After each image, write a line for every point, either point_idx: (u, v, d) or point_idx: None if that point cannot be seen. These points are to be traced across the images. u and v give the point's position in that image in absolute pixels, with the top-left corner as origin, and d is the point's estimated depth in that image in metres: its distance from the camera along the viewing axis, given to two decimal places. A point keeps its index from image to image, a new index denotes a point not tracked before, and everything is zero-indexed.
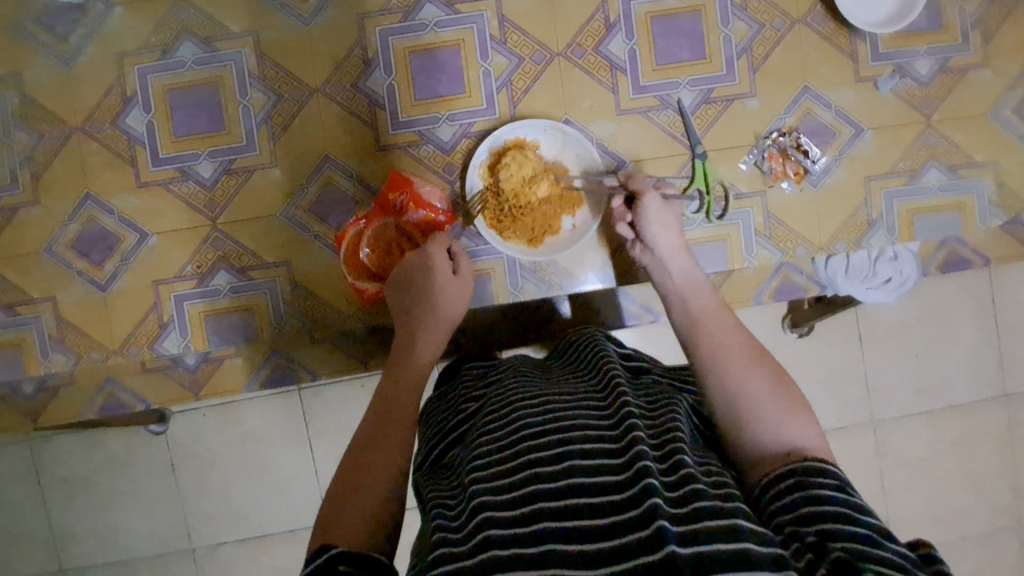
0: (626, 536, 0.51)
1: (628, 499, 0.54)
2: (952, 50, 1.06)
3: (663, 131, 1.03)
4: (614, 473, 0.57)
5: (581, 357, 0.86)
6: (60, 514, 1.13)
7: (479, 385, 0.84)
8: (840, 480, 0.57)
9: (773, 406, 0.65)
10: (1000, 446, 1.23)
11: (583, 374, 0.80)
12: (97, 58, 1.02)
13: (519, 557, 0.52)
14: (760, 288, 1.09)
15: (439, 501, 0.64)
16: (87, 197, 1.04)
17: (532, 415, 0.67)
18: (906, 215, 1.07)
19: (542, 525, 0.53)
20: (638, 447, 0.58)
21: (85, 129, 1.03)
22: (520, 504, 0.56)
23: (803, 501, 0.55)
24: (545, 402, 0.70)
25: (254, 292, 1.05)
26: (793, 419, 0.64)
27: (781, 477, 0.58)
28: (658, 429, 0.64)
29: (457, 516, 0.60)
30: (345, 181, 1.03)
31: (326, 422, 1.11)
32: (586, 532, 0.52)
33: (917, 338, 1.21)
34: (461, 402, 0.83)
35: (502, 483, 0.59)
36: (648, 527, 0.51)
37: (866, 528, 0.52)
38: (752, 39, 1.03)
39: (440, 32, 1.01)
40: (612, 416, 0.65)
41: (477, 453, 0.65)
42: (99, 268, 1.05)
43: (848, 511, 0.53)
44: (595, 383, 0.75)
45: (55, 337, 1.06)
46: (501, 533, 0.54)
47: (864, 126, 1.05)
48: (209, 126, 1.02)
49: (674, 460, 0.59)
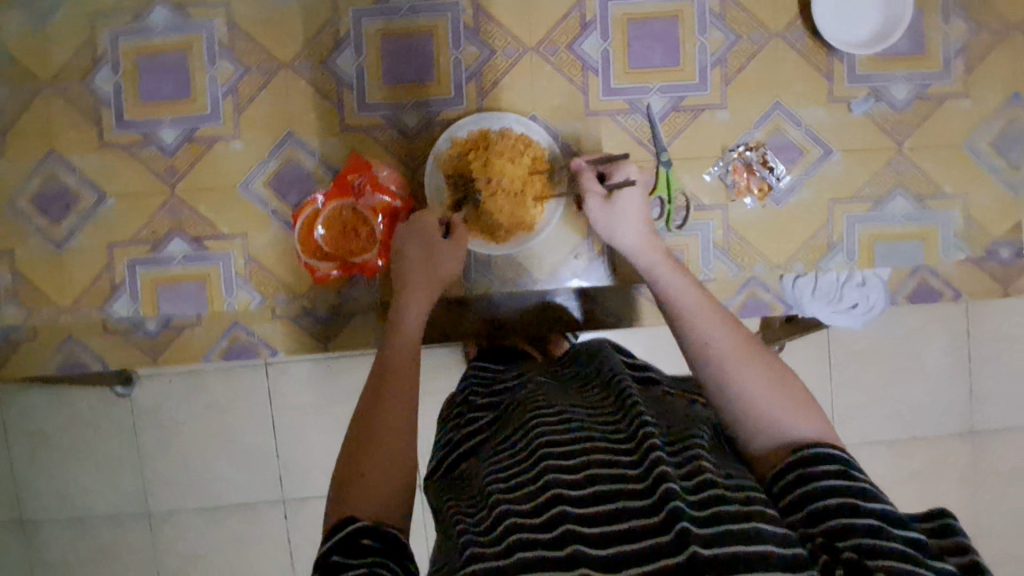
0: (651, 539, 0.52)
1: (651, 502, 0.54)
2: (930, 78, 1.04)
3: (630, 135, 1.02)
4: (635, 479, 0.57)
5: (591, 360, 0.85)
6: (23, 466, 1.13)
7: (491, 389, 0.84)
8: (844, 462, 0.58)
9: (771, 399, 0.65)
10: (955, 481, 1.22)
11: (593, 380, 0.80)
12: (69, 15, 1.01)
13: (545, 559, 0.52)
14: (726, 301, 1.07)
15: (459, 509, 0.64)
16: (49, 154, 1.04)
17: (549, 419, 0.67)
18: (868, 240, 1.06)
19: (568, 528, 0.53)
20: (655, 453, 0.59)
21: (53, 86, 1.03)
22: (545, 509, 0.56)
23: (807, 496, 0.56)
24: (560, 408, 0.70)
25: (207, 262, 1.05)
26: (796, 408, 0.65)
27: (784, 471, 0.59)
28: (673, 439, 0.64)
29: (479, 521, 0.60)
30: (306, 157, 1.03)
31: (287, 399, 1.10)
32: (612, 537, 0.53)
33: (882, 368, 1.19)
34: (473, 403, 0.82)
35: (524, 490, 0.59)
36: (672, 531, 0.51)
37: (876, 519, 0.53)
38: (727, 50, 1.01)
39: (413, 16, 1.00)
40: (626, 424, 0.66)
41: (496, 465, 0.65)
42: (57, 226, 1.05)
43: (854, 500, 0.54)
44: (607, 391, 0.75)
45: (11, 291, 1.06)
46: (529, 537, 0.54)
47: (833, 148, 1.04)
48: (176, 93, 1.02)
49: (692, 464, 0.59)
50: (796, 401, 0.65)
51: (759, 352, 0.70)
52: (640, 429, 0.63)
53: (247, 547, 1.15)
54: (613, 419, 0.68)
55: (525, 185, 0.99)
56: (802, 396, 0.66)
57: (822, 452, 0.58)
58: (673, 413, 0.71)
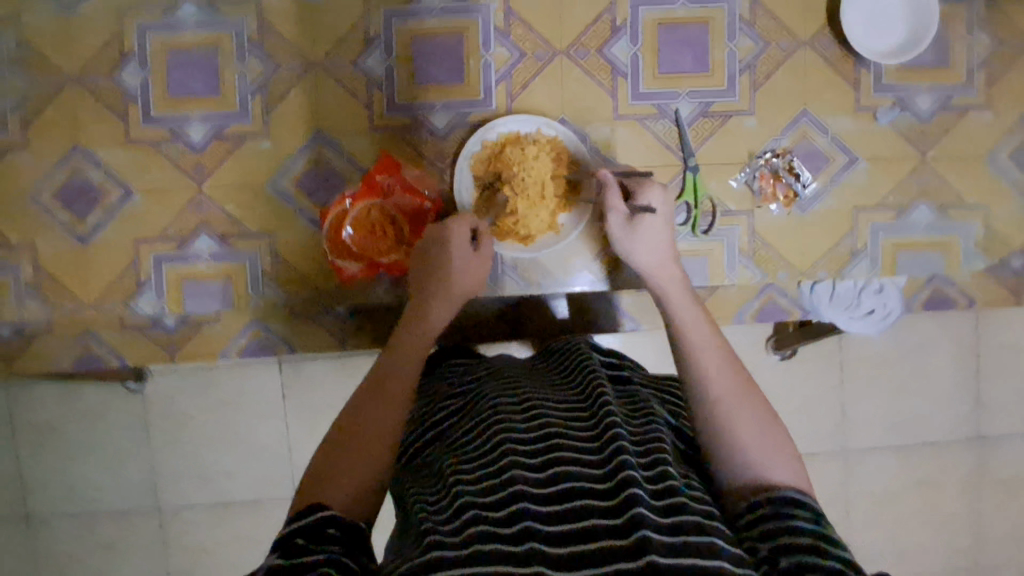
0: (611, 542, 0.52)
1: (613, 506, 0.55)
2: (955, 89, 1.05)
3: (658, 141, 1.03)
4: (598, 479, 0.58)
5: (564, 361, 0.86)
6: (32, 461, 1.12)
7: (463, 382, 0.85)
8: (816, 512, 0.59)
9: (761, 455, 0.65)
10: (966, 488, 1.24)
11: (567, 378, 0.81)
12: (97, 8, 1.01)
13: (502, 553, 0.52)
14: (743, 307, 1.09)
15: (421, 498, 0.64)
16: (74, 147, 1.03)
17: (518, 417, 0.68)
18: (891, 248, 1.08)
19: (529, 525, 0.54)
20: (622, 455, 0.59)
21: (79, 79, 1.02)
22: (506, 504, 0.56)
23: (777, 531, 0.57)
24: (531, 404, 0.70)
25: (234, 260, 1.05)
26: (782, 467, 0.65)
27: (761, 504, 0.60)
28: (641, 441, 0.64)
29: (441, 510, 0.60)
30: (335, 157, 1.03)
31: (301, 397, 1.12)
32: (568, 536, 0.53)
33: (895, 374, 1.20)
34: (445, 395, 0.82)
35: (487, 484, 0.59)
36: (630, 537, 0.52)
37: (839, 562, 0.53)
38: (756, 57, 1.02)
39: (445, 18, 1.00)
40: (594, 421, 0.66)
41: (461, 457, 0.66)
42: (82, 220, 1.04)
43: (822, 542, 0.55)
44: (578, 388, 0.76)
45: (32, 284, 1.06)
46: (489, 531, 0.54)
47: (858, 156, 1.05)
48: (204, 90, 1.02)
49: (656, 472, 0.60)
50: (782, 461, 0.66)
51: (756, 400, 0.71)
52: (608, 429, 0.63)
53: (263, 543, 1.15)
54: (582, 417, 0.68)
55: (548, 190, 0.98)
56: (789, 452, 0.67)
57: (790, 499, 0.60)
58: (643, 411, 0.71)
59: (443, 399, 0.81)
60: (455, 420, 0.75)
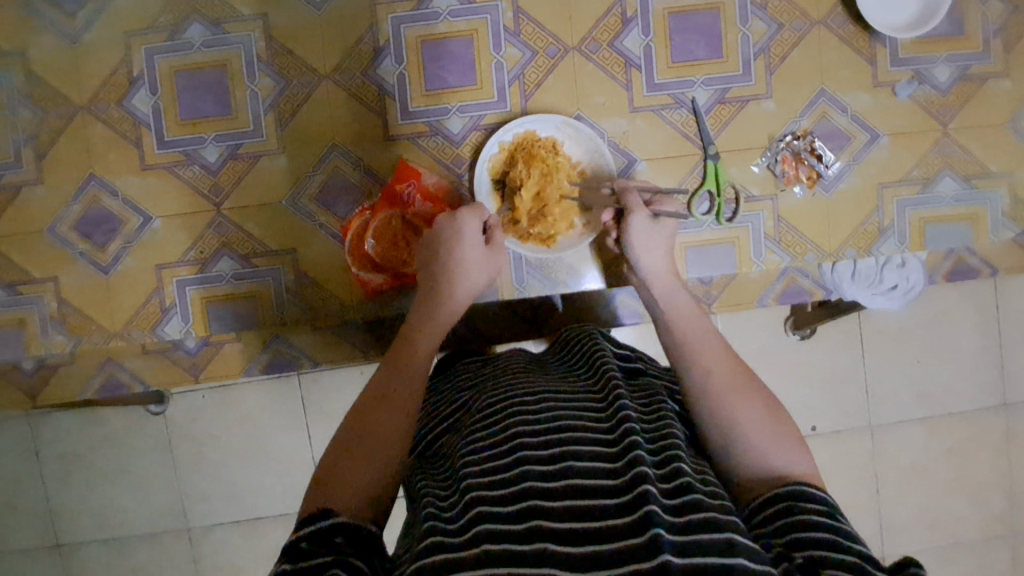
0: (622, 541, 0.51)
1: (625, 504, 0.53)
2: (972, 58, 1.04)
3: (676, 131, 1.02)
4: (613, 476, 0.56)
5: (578, 355, 0.84)
6: (63, 490, 1.12)
7: (473, 376, 0.84)
8: (827, 504, 0.57)
9: (761, 434, 0.64)
10: (999, 455, 1.23)
11: (581, 372, 0.79)
12: (104, 36, 1.00)
13: (510, 552, 0.51)
14: (765, 290, 1.09)
15: (431, 492, 0.64)
16: (90, 178, 1.02)
17: (530, 411, 0.66)
18: (919, 224, 1.07)
19: (539, 523, 0.53)
20: (637, 452, 0.58)
21: (90, 109, 1.01)
22: (514, 501, 0.55)
23: (793, 526, 0.55)
24: (544, 398, 0.69)
25: (255, 280, 1.04)
26: (781, 444, 0.63)
27: (773, 501, 0.58)
28: (655, 436, 0.63)
29: (450, 505, 0.60)
30: (351, 169, 1.02)
31: (322, 408, 1.11)
32: (578, 534, 0.52)
33: (919, 346, 1.20)
34: (456, 393, 0.82)
35: (497, 479, 0.58)
36: (644, 535, 0.50)
37: (854, 554, 0.52)
38: (770, 39, 1.01)
39: (454, 21, 1.00)
40: (609, 416, 0.64)
41: (470, 450, 0.65)
42: (102, 251, 1.04)
43: (835, 538, 0.53)
44: (592, 381, 0.74)
45: (56, 318, 1.05)
46: (499, 529, 0.53)
47: (879, 132, 1.04)
48: (216, 111, 1.01)
49: (673, 469, 0.58)
50: (781, 435, 0.64)
51: (749, 385, 0.68)
52: (622, 425, 0.62)
53: None
54: (596, 410, 0.66)
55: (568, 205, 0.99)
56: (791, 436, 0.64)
57: (791, 491, 0.58)
58: (657, 403, 0.70)
59: (454, 398, 0.80)
60: (463, 416, 0.74)
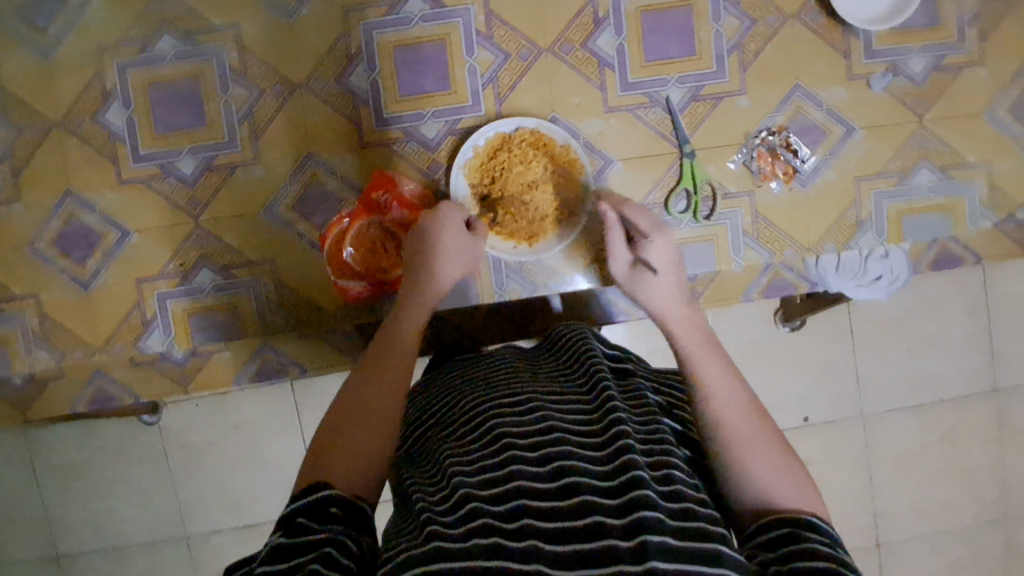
0: (610, 541, 0.50)
1: (617, 506, 0.53)
2: (947, 48, 1.04)
3: (651, 130, 1.02)
4: (603, 477, 0.56)
5: (569, 354, 0.82)
6: (55, 504, 1.13)
7: (464, 372, 0.84)
8: (830, 538, 0.56)
9: (779, 483, 0.62)
10: (989, 442, 1.23)
11: (571, 369, 0.78)
12: (76, 50, 1.00)
13: (497, 548, 0.51)
14: (749, 286, 1.08)
15: (420, 490, 0.63)
16: (67, 193, 1.02)
17: (520, 410, 0.65)
18: (897, 215, 1.07)
19: (527, 522, 0.53)
20: (629, 453, 0.57)
21: (64, 124, 1.01)
22: (505, 500, 0.55)
23: (793, 553, 0.54)
24: (537, 398, 0.68)
25: (237, 291, 1.04)
26: (796, 488, 0.62)
27: (772, 527, 0.58)
28: (646, 434, 0.62)
29: (439, 501, 0.59)
30: (328, 177, 1.02)
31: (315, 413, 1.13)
32: (567, 534, 0.51)
33: (907, 336, 1.20)
34: (444, 389, 0.81)
35: (488, 477, 0.58)
36: (632, 540, 0.50)
37: None
38: (743, 35, 1.02)
39: (425, 26, 1.00)
40: (599, 415, 0.64)
41: (462, 450, 0.64)
42: (82, 266, 1.04)
43: (835, 565, 0.52)
44: (583, 378, 0.73)
45: (39, 333, 1.05)
46: (489, 525, 0.53)
47: (855, 125, 1.05)
48: (191, 122, 1.01)
49: (663, 472, 0.57)
50: (796, 482, 0.62)
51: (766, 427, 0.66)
52: (612, 427, 0.61)
53: None
54: (586, 410, 0.66)
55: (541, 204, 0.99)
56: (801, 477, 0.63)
57: (800, 521, 0.57)
58: (646, 404, 0.69)
59: (445, 394, 0.80)
60: (452, 413, 0.73)
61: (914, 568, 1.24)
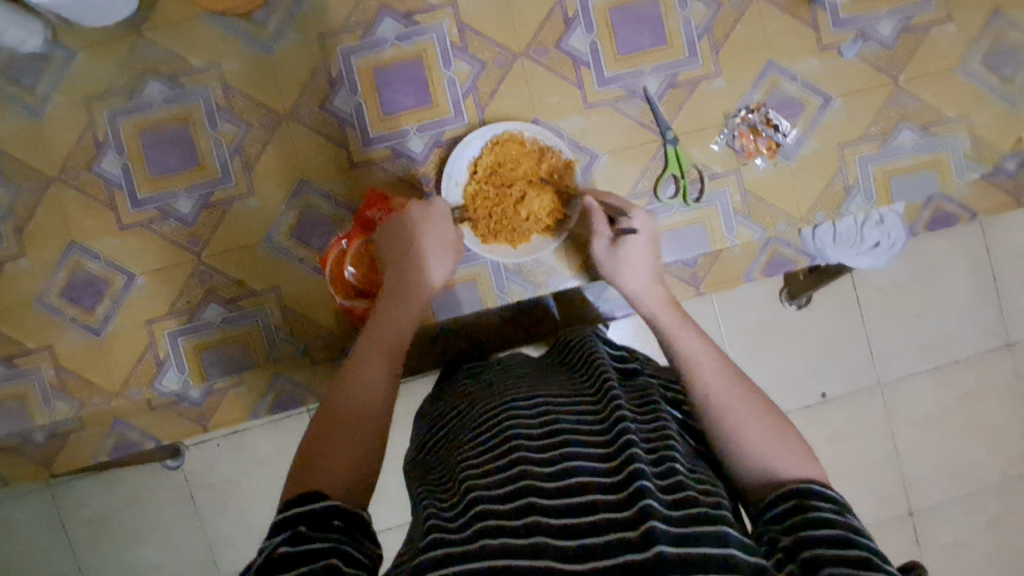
0: (615, 535, 0.50)
1: (622, 499, 0.53)
2: (913, 9, 1.06)
3: (633, 120, 1.05)
4: (608, 473, 0.56)
5: (574, 357, 0.83)
6: (86, 554, 1.13)
7: (471, 384, 0.85)
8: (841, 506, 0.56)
9: (767, 446, 0.61)
10: (1008, 395, 1.23)
11: (577, 374, 0.78)
12: (66, 106, 1.03)
13: (508, 545, 0.51)
14: (750, 265, 1.12)
15: (432, 497, 0.63)
16: (71, 244, 1.05)
17: (525, 413, 0.67)
18: (884, 177, 1.09)
19: (536, 518, 0.52)
20: (631, 447, 0.57)
21: (61, 178, 1.04)
22: (516, 498, 0.55)
23: (803, 524, 0.54)
24: (543, 402, 0.69)
25: (244, 322, 1.06)
26: (787, 454, 0.60)
27: (782, 499, 0.57)
28: (649, 430, 0.63)
29: (450, 506, 0.59)
30: (322, 203, 1.05)
31: None
32: (576, 528, 0.51)
33: (913, 298, 1.20)
34: (454, 400, 0.82)
35: (496, 479, 0.58)
36: (638, 528, 0.50)
37: (863, 550, 0.51)
38: (711, 19, 1.04)
39: (401, 44, 1.03)
40: (603, 417, 0.64)
41: (470, 454, 0.65)
42: (91, 313, 1.06)
43: (849, 534, 0.52)
44: (586, 381, 0.74)
45: (56, 385, 1.06)
46: (497, 524, 0.53)
47: (831, 94, 1.06)
48: (184, 163, 1.04)
49: (667, 466, 0.57)
50: (794, 452, 0.61)
51: (752, 398, 0.65)
52: (617, 423, 0.62)
53: None
54: (592, 413, 0.66)
55: (528, 203, 0.99)
56: (800, 448, 0.61)
57: (800, 490, 0.57)
58: (651, 400, 0.69)
59: (455, 404, 0.81)
60: (462, 422, 0.74)
61: (953, 532, 1.22)
